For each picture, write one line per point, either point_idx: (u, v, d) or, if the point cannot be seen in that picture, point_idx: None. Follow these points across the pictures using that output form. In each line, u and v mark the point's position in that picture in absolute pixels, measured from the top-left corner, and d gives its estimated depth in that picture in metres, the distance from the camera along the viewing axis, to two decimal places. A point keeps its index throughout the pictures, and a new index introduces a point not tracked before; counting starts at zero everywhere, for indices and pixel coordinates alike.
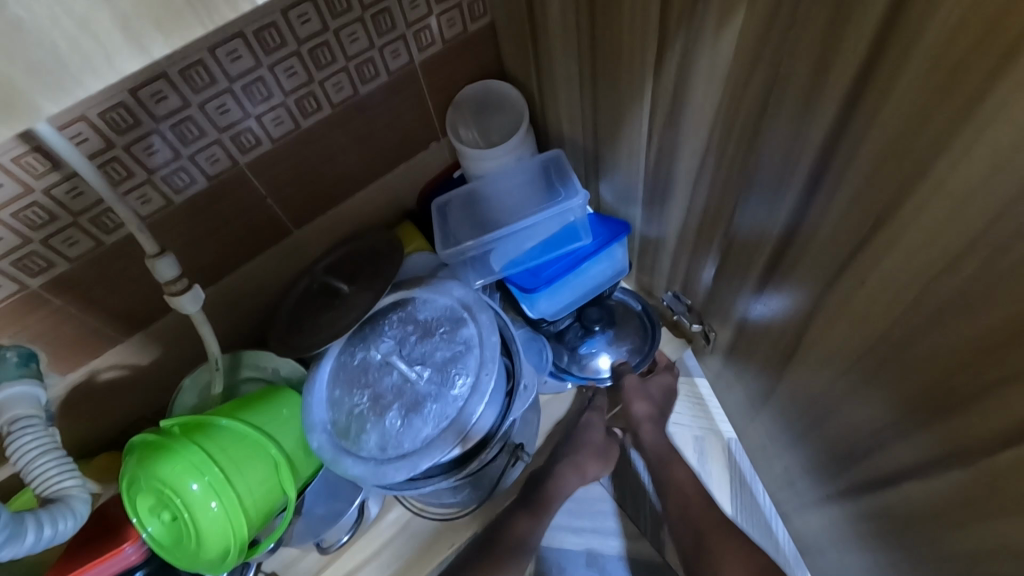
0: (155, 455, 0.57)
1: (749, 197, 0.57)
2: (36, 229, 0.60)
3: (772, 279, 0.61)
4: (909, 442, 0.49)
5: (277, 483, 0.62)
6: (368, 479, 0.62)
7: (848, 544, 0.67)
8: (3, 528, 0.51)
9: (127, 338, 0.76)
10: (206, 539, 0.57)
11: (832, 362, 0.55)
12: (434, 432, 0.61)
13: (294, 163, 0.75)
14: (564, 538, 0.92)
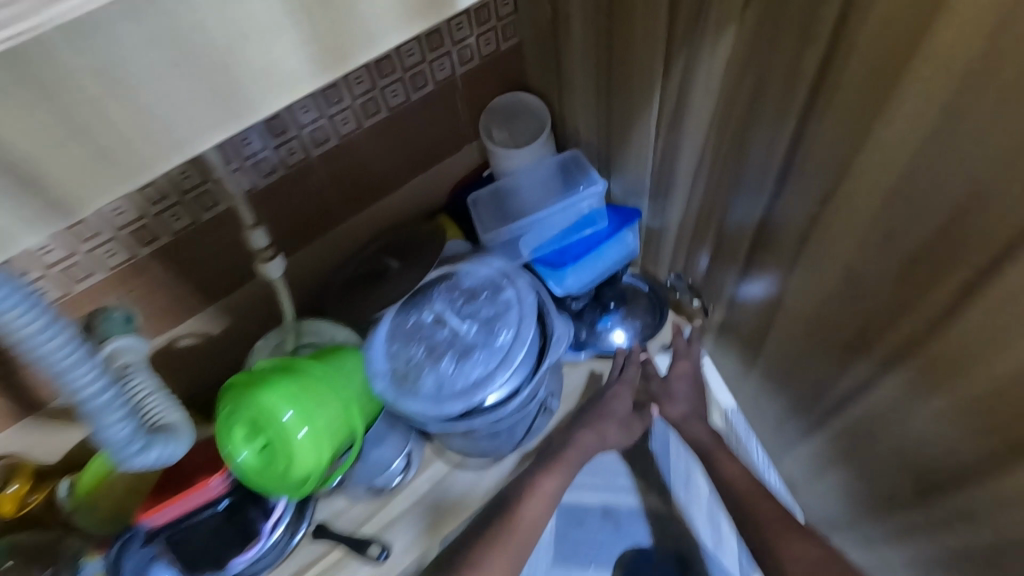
0: (253, 388, 0.69)
1: (739, 182, 0.71)
2: (151, 204, 0.72)
3: (760, 242, 0.74)
4: (870, 356, 0.66)
5: (348, 419, 0.73)
6: (427, 413, 0.73)
7: (835, 464, 0.82)
8: (137, 441, 0.60)
9: (202, 309, 0.87)
10: (295, 459, 0.68)
11: (816, 307, 0.71)
12: (483, 373, 0.73)
13: (353, 157, 0.88)
14: (582, 494, 1.02)
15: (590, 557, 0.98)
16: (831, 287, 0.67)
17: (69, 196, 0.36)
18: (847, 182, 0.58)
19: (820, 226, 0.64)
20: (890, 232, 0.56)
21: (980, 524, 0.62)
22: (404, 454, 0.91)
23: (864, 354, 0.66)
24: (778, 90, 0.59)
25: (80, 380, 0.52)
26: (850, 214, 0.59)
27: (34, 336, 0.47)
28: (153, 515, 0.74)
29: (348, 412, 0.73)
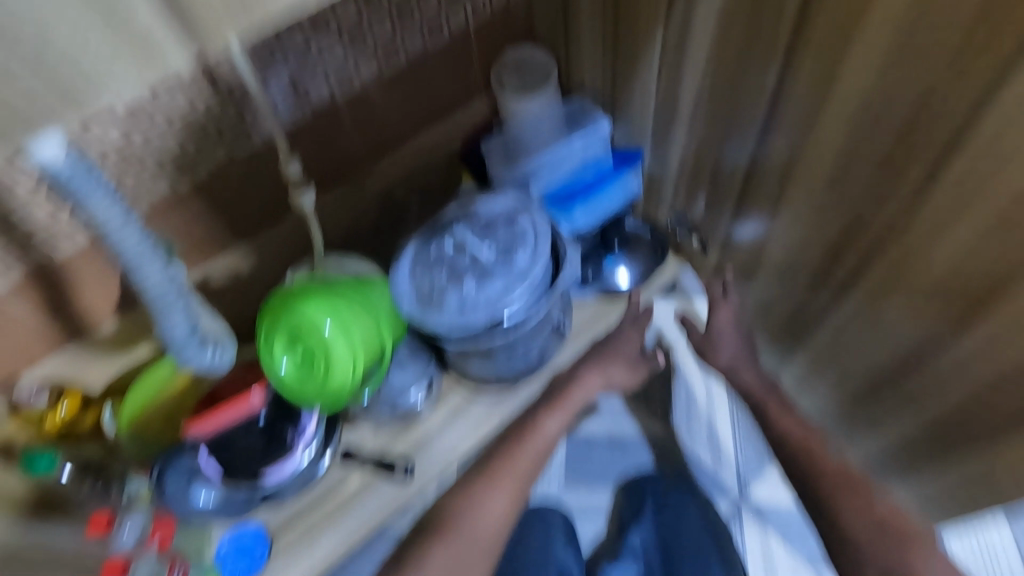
0: (295, 303, 0.75)
1: (739, 111, 0.77)
2: (192, 136, 0.77)
3: (758, 168, 0.80)
4: (845, 263, 0.77)
5: (379, 336, 0.80)
6: (451, 328, 0.80)
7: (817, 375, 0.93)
8: (199, 339, 0.66)
9: (233, 246, 0.92)
10: (334, 366, 0.74)
11: (799, 234, 0.82)
12: (504, 291, 0.80)
13: (375, 103, 0.93)
14: (590, 426, 1.08)
15: (597, 479, 1.05)
16: (806, 208, 0.78)
17: (203, 28, 0.46)
18: (828, 103, 0.67)
19: (802, 152, 0.74)
20: (863, 145, 0.66)
21: (931, 399, 0.74)
22: (422, 386, 0.95)
23: (841, 262, 0.78)
24: (771, 14, 0.66)
25: (149, 278, 0.58)
26: (829, 131, 0.69)
27: (115, 230, 0.54)
28: (199, 426, 0.81)
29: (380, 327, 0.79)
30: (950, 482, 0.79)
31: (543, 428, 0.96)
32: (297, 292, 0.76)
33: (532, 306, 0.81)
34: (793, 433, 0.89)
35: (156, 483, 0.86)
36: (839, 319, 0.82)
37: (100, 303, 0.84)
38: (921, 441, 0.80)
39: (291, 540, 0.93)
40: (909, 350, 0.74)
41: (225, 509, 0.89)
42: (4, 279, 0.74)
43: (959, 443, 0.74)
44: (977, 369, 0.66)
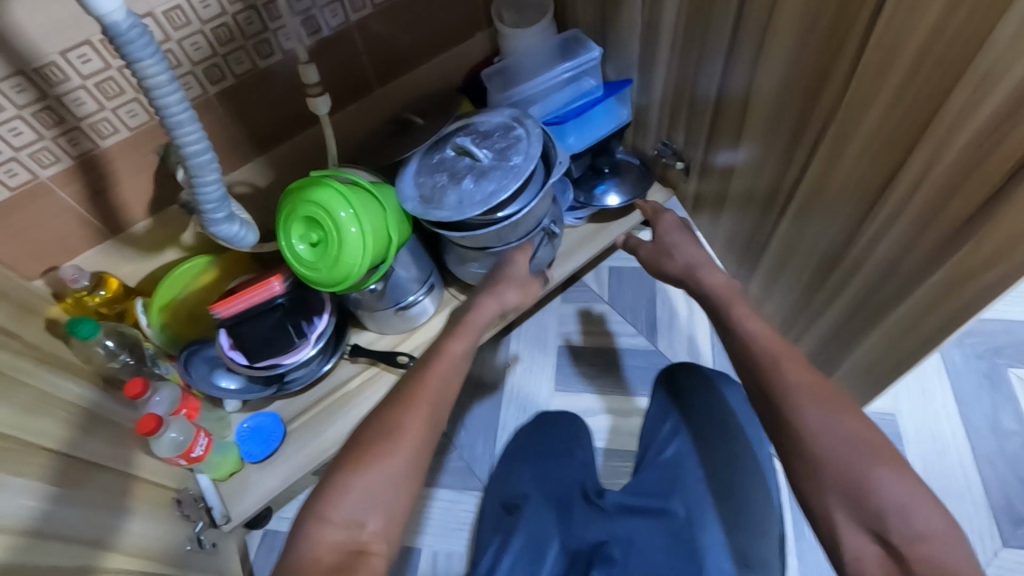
0: (313, 191, 0.83)
1: (706, 29, 0.84)
2: (221, 45, 0.86)
3: (724, 96, 0.88)
4: (790, 177, 0.81)
5: (386, 230, 0.88)
6: (451, 218, 0.87)
7: (771, 291, 0.98)
8: (224, 211, 0.75)
9: (253, 158, 1.01)
10: (346, 249, 0.83)
11: (758, 153, 0.86)
12: (498, 185, 0.88)
13: (384, 32, 1.03)
14: (579, 339, 1.18)
15: (583, 386, 1.14)
16: (763, 131, 0.83)
17: None
18: (774, 26, 0.72)
19: (758, 75, 0.78)
20: (804, 64, 0.70)
21: (846, 292, 0.79)
22: (425, 287, 1.03)
23: (787, 177, 0.82)
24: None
25: (186, 137, 0.66)
26: (777, 58, 0.74)
27: (160, 86, 0.62)
28: (223, 307, 0.89)
29: (388, 217, 0.88)
30: (859, 379, 0.85)
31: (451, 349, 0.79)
32: (313, 180, 0.85)
33: (526, 198, 0.89)
34: (753, 328, 0.74)
35: (183, 365, 0.97)
36: (785, 234, 0.87)
37: (134, 202, 0.93)
38: (835, 342, 0.86)
39: (303, 424, 1.02)
40: (831, 251, 0.79)
41: (241, 394, 0.98)
42: (54, 167, 0.83)
43: (866, 330, 0.78)
44: (874, 253, 0.71)
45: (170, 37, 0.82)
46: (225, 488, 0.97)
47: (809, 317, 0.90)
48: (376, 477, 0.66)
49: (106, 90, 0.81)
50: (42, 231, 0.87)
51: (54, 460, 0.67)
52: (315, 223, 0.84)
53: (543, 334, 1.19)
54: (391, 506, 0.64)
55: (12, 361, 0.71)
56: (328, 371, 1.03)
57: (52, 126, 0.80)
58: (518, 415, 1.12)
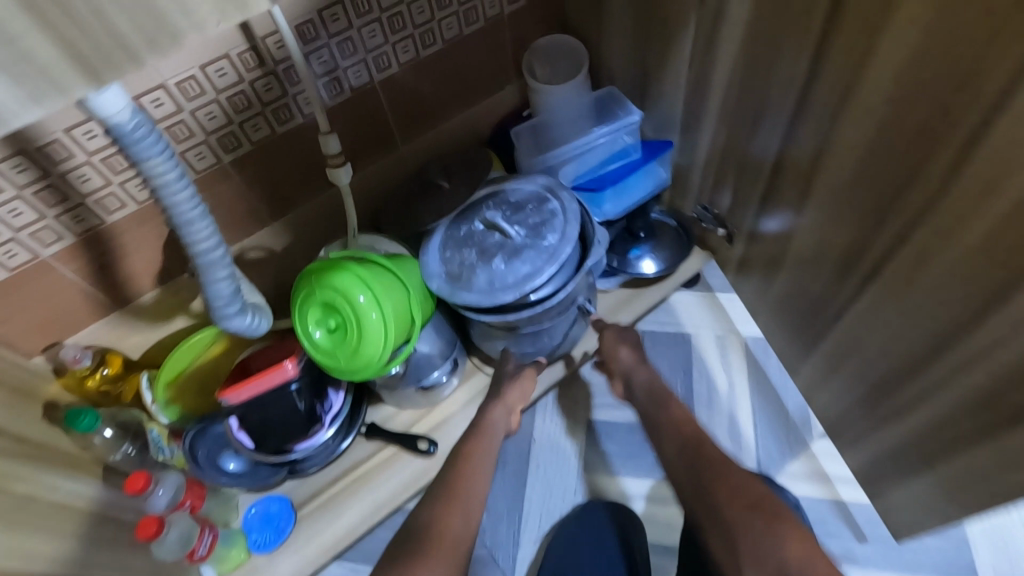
0: (331, 273, 0.77)
1: (762, 104, 0.76)
2: (237, 112, 0.80)
3: (777, 181, 0.80)
4: (859, 270, 0.71)
5: (409, 312, 0.81)
6: (480, 303, 0.80)
7: (825, 382, 0.88)
8: (236, 304, 0.69)
9: (268, 223, 0.95)
10: (367, 337, 0.76)
11: (821, 233, 0.75)
12: (532, 268, 0.81)
13: (409, 90, 0.97)
14: (611, 413, 1.10)
15: (615, 467, 1.06)
16: (820, 221, 0.75)
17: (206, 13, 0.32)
18: (851, 107, 0.63)
19: (828, 150, 0.68)
20: (875, 161, 0.62)
21: (922, 409, 0.68)
22: (451, 361, 0.95)
23: (855, 270, 0.71)
24: (803, 9, 0.63)
25: (197, 234, 0.60)
26: (852, 144, 0.64)
27: (168, 184, 0.56)
28: (233, 393, 0.83)
29: (411, 298, 0.81)
30: (928, 501, 0.74)
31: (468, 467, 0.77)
32: (330, 262, 0.79)
33: (561, 280, 0.82)
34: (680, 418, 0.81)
35: (188, 450, 0.91)
36: (846, 329, 0.77)
37: (143, 273, 0.88)
38: (901, 455, 0.76)
39: (315, 510, 0.95)
40: (909, 362, 0.68)
41: (250, 481, 0.93)
42: (57, 245, 0.77)
43: (945, 457, 0.68)
44: (961, 379, 0.60)
45: (182, 108, 0.76)
46: None
47: (873, 421, 0.80)
48: None
49: (114, 166, 0.75)
50: (42, 308, 0.81)
51: None
52: (333, 308, 0.77)
53: (570, 406, 1.12)
54: None
55: (9, 466, 0.66)
56: (344, 450, 0.96)
57: (56, 204, 0.74)
58: (544, 498, 1.05)
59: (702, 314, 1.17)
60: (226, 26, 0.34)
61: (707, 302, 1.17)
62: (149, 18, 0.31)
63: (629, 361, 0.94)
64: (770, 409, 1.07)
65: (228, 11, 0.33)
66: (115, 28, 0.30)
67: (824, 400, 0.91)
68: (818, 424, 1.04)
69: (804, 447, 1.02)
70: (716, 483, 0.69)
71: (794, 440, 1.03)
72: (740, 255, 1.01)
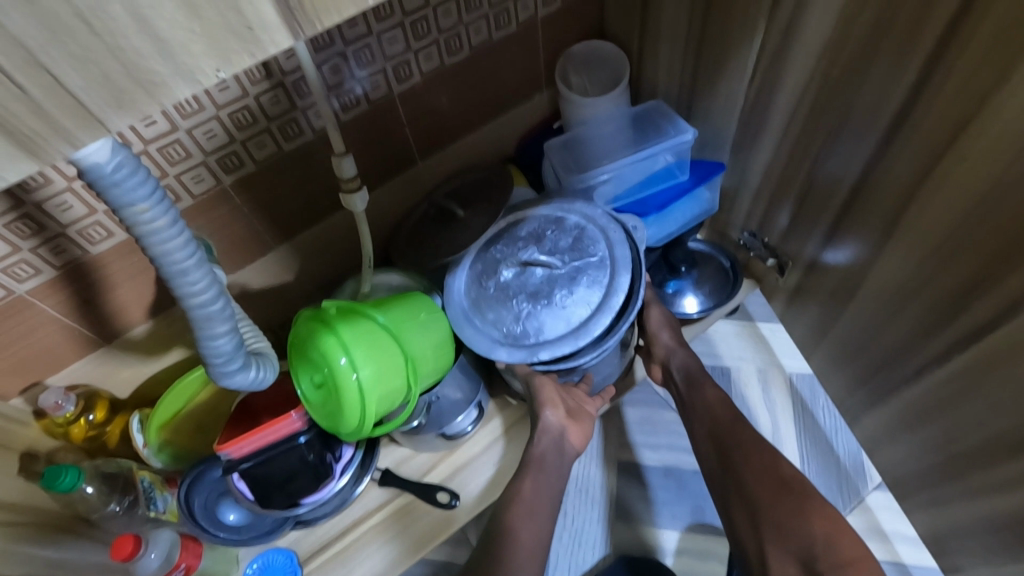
0: (318, 329, 0.67)
1: (840, 131, 0.67)
2: (240, 130, 0.71)
3: (849, 214, 0.71)
4: (954, 327, 0.62)
5: (405, 377, 0.69)
6: (579, 345, 0.71)
7: (895, 437, 0.79)
8: (241, 357, 0.60)
9: (274, 248, 0.86)
10: (345, 405, 0.66)
11: (904, 280, 0.67)
12: (602, 284, 0.73)
13: (431, 100, 0.87)
14: (644, 454, 1.02)
15: (651, 514, 0.98)
16: (905, 267, 0.66)
17: (193, 61, 0.27)
18: (962, 145, 0.54)
19: (929, 189, 0.59)
20: (995, 210, 0.53)
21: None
22: (475, 404, 0.86)
23: (952, 325, 0.62)
24: (908, 27, 0.53)
25: (193, 285, 0.51)
26: (962, 186, 0.55)
27: (159, 231, 0.47)
28: (232, 448, 0.74)
29: (412, 362, 0.69)
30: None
31: (528, 486, 0.77)
32: (323, 314, 0.68)
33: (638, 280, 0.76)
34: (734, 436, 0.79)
35: (183, 499, 0.82)
36: (929, 388, 0.69)
37: (132, 305, 0.78)
38: (991, 529, 0.68)
39: (323, 564, 0.86)
40: (1017, 437, 0.59)
41: (251, 536, 0.84)
42: (34, 280, 0.68)
43: None
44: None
45: (178, 127, 0.66)
46: None
47: (957, 487, 0.71)
48: None
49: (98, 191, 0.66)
50: (18, 347, 0.72)
51: None
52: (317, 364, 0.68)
53: (600, 445, 1.03)
54: None
55: None
56: (357, 496, 0.88)
57: (31, 236, 0.65)
58: (573, 550, 0.96)
59: (741, 344, 1.08)
60: (229, 71, 0.28)
61: (747, 332, 1.08)
62: (119, 69, 0.26)
63: (674, 343, 0.88)
64: (820, 454, 0.98)
65: (230, 56, 0.28)
66: (64, 83, 0.25)
67: (890, 455, 0.82)
68: (875, 472, 0.95)
69: (858, 498, 0.94)
70: None
71: (849, 489, 0.94)
72: (791, 289, 0.92)
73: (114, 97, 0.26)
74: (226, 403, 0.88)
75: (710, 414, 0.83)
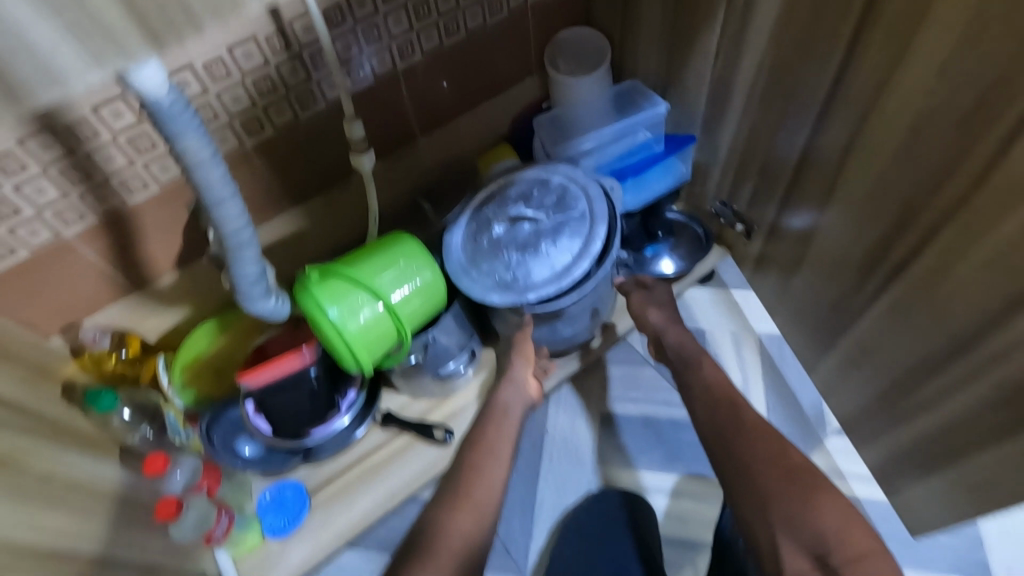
0: (302, 292, 0.77)
1: (788, 101, 0.76)
2: (261, 96, 0.80)
3: (799, 176, 0.80)
4: (885, 265, 0.71)
5: (393, 322, 0.81)
6: (562, 287, 0.80)
7: (845, 380, 0.88)
8: (264, 284, 0.69)
9: (288, 208, 0.95)
10: (345, 350, 0.79)
11: (844, 233, 0.76)
12: (583, 234, 0.83)
13: (431, 76, 0.96)
14: (625, 406, 1.10)
15: (631, 459, 1.06)
16: (845, 221, 0.75)
17: None
18: (884, 101, 0.63)
19: (859, 145, 0.68)
20: (911, 158, 0.62)
21: (944, 403, 0.68)
22: (467, 351, 0.95)
23: (885, 262, 0.71)
24: (836, 5, 0.63)
25: (227, 213, 0.60)
26: (885, 138, 0.64)
27: (201, 163, 0.56)
28: (250, 378, 0.82)
29: (394, 314, 0.80)
30: (952, 495, 0.74)
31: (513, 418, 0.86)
32: (305, 278, 0.78)
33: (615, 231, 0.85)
34: (699, 377, 0.88)
35: (205, 432, 0.92)
36: (871, 325, 0.77)
37: (162, 255, 0.87)
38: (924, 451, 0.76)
39: (329, 497, 0.95)
40: (938, 357, 0.68)
41: (265, 466, 0.93)
42: (79, 225, 0.77)
43: (963, 455, 0.68)
44: (991, 372, 0.60)
45: (208, 90, 0.75)
46: (245, 567, 0.91)
47: (894, 416, 0.80)
48: None
49: (138, 146, 0.75)
50: (61, 287, 0.81)
51: (54, 564, 0.60)
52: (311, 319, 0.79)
53: (585, 398, 1.11)
54: None
55: (28, 443, 0.66)
56: (358, 438, 0.96)
57: (79, 183, 0.74)
58: (558, 491, 1.05)
59: (716, 309, 1.17)
60: None
61: (721, 298, 1.17)
62: None
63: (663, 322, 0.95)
64: (785, 406, 1.07)
65: None
66: None
67: (842, 397, 0.91)
68: (834, 420, 1.04)
69: (818, 443, 1.03)
70: (721, 429, 0.79)
71: (810, 438, 1.03)
72: (757, 254, 1.01)
73: (212, 4, 0.33)
74: (239, 352, 0.97)
75: (680, 360, 0.92)
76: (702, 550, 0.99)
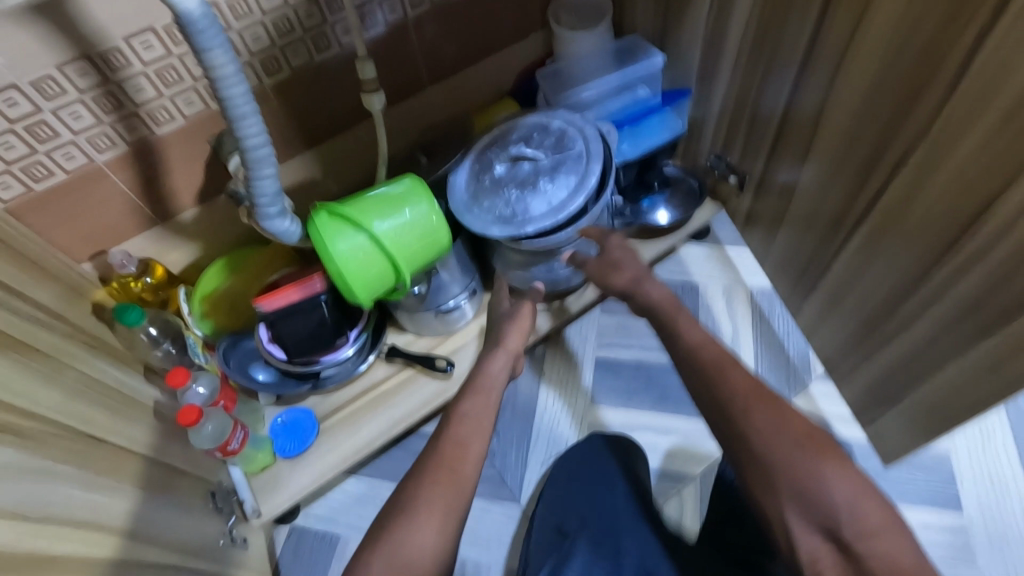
0: (313, 228, 0.83)
1: (773, 45, 0.80)
2: (279, 37, 0.85)
3: (784, 120, 0.84)
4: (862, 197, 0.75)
5: (391, 268, 0.86)
6: (559, 220, 0.85)
7: (827, 319, 0.92)
8: (279, 204, 0.75)
9: (302, 150, 1.01)
10: (344, 287, 0.85)
11: (825, 169, 0.79)
12: (579, 172, 0.87)
13: (439, 28, 1.01)
14: (618, 352, 1.15)
15: (623, 401, 1.11)
16: (823, 159, 0.79)
17: None
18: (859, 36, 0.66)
19: (837, 82, 0.72)
20: (884, 89, 0.66)
21: (917, 325, 0.72)
22: (467, 291, 1.01)
23: (862, 194, 0.74)
24: None
25: (248, 130, 0.66)
26: (859, 74, 0.68)
27: (226, 78, 0.61)
28: (266, 301, 0.89)
29: (392, 261, 0.84)
30: (924, 417, 0.78)
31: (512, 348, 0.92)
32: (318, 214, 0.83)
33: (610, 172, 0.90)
34: None
35: (223, 357, 0.97)
36: (849, 258, 0.81)
37: (184, 189, 0.93)
38: (898, 377, 0.80)
39: (336, 423, 1.01)
40: (909, 281, 0.72)
41: (280, 388, 0.98)
42: (110, 152, 0.83)
43: (932, 373, 0.73)
44: (957, 287, 0.64)
45: (231, 27, 0.81)
46: (256, 483, 0.97)
47: (872, 347, 0.84)
48: (432, 502, 0.65)
49: (166, 78, 0.80)
50: (91, 211, 0.87)
51: (92, 445, 0.66)
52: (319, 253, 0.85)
53: (581, 344, 1.17)
54: (445, 515, 0.64)
55: (63, 342, 0.72)
56: (364, 371, 1.02)
57: (111, 111, 0.80)
58: (552, 428, 1.10)
59: (709, 264, 1.21)
60: None
61: (715, 253, 1.22)
62: None
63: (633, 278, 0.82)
64: (772, 354, 1.11)
65: None
66: None
67: (825, 337, 0.95)
68: (819, 365, 1.09)
69: (803, 388, 1.08)
70: None
71: (795, 382, 1.08)
72: (747, 206, 1.05)
73: None
74: (254, 285, 1.03)
75: None
76: (688, 483, 1.05)
